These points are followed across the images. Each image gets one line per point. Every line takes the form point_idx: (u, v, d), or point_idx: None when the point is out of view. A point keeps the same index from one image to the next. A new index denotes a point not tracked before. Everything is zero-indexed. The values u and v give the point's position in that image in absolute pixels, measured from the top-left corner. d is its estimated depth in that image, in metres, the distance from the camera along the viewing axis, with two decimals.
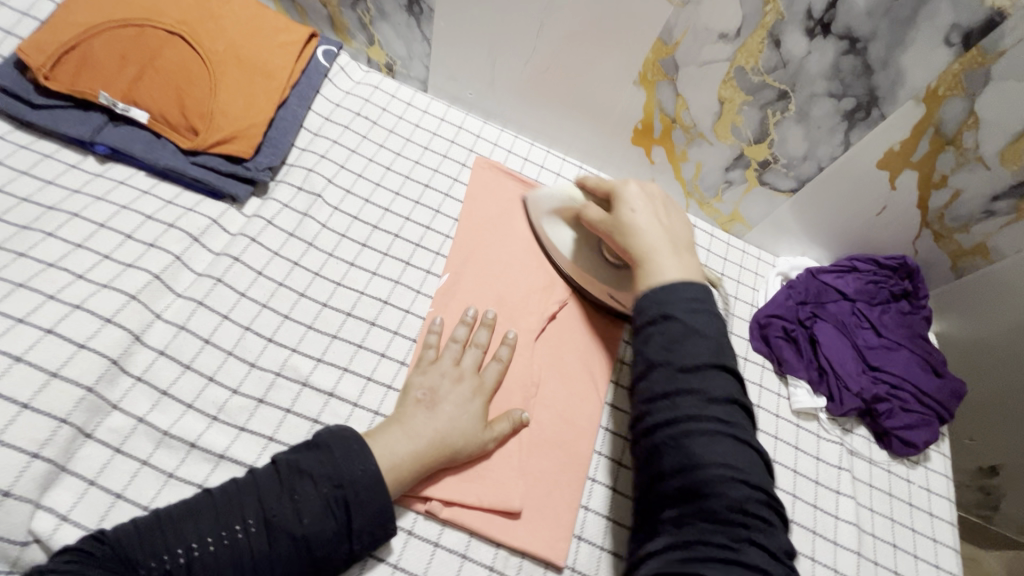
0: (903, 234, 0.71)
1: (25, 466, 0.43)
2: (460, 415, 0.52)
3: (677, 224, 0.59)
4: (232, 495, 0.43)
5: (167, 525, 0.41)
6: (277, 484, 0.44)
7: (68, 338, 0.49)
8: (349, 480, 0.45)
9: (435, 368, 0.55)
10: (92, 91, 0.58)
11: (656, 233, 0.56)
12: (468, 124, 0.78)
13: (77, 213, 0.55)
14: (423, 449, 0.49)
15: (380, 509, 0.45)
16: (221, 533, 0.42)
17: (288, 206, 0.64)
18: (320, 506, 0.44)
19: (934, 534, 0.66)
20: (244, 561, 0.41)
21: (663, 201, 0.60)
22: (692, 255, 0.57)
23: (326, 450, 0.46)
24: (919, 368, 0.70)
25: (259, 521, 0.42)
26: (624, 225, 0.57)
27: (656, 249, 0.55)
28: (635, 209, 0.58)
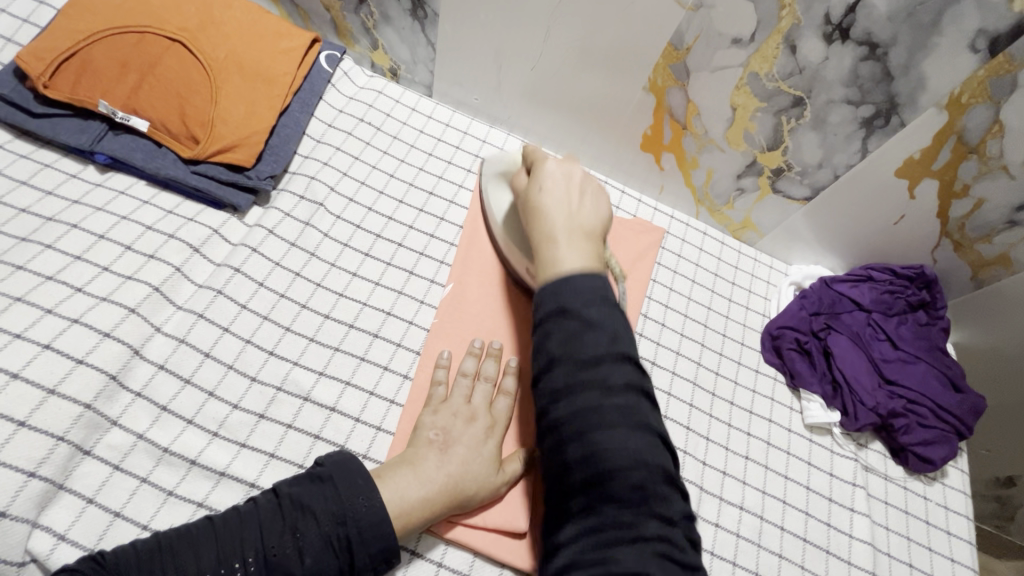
0: (921, 243, 0.69)
1: (22, 485, 0.43)
2: (472, 459, 0.50)
3: (592, 207, 0.55)
4: (233, 527, 0.42)
5: (165, 556, 0.40)
6: (279, 520, 0.43)
7: (66, 353, 0.48)
8: (352, 517, 0.44)
9: (447, 407, 0.53)
10: (91, 100, 0.57)
11: (560, 218, 0.53)
12: (473, 129, 0.76)
13: (77, 224, 0.54)
14: (435, 495, 0.47)
15: (382, 549, 0.44)
16: (220, 569, 0.41)
17: (289, 215, 0.63)
18: (321, 545, 0.43)
19: (952, 553, 0.64)
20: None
21: (583, 183, 0.57)
22: (598, 244, 0.53)
23: (332, 485, 0.45)
24: (936, 382, 0.67)
25: (259, 562, 0.41)
26: (532, 206, 0.55)
27: (558, 237, 0.52)
28: (546, 189, 0.55)
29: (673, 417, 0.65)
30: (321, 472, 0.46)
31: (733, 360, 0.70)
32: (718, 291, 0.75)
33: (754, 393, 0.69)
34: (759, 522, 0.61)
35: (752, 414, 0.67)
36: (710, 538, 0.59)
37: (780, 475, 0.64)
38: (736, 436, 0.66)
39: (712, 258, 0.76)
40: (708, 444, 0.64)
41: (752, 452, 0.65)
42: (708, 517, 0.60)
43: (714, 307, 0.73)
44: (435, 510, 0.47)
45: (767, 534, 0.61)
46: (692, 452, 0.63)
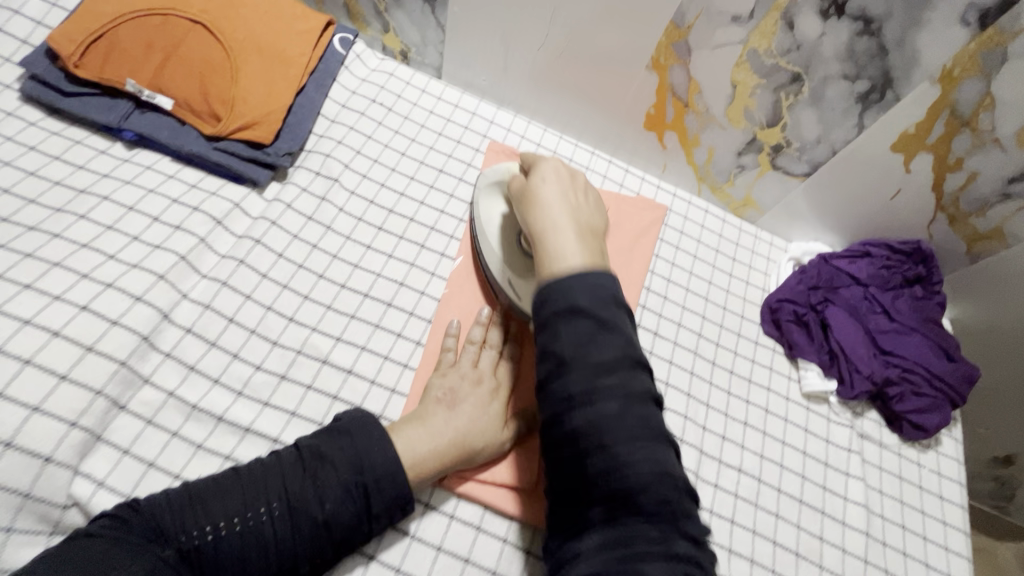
0: (917, 219, 0.71)
1: (65, 433, 0.46)
2: (478, 417, 0.53)
3: (592, 207, 0.57)
4: (257, 476, 0.45)
5: (195, 500, 0.43)
6: (300, 469, 0.46)
7: (101, 314, 0.51)
8: (369, 467, 0.47)
9: (454, 371, 0.56)
10: (119, 79, 0.60)
11: (564, 211, 0.54)
12: (482, 110, 0.79)
13: (108, 196, 0.57)
14: (444, 447, 0.50)
15: (396, 495, 0.48)
16: (246, 513, 0.44)
17: (306, 190, 0.65)
18: (340, 492, 0.46)
19: (944, 516, 0.67)
20: (269, 539, 0.43)
21: (581, 186, 0.58)
22: (601, 241, 0.54)
23: (349, 438, 0.48)
24: (930, 352, 0.70)
25: (283, 506, 0.44)
26: (533, 203, 0.55)
27: (564, 226, 0.52)
28: (547, 186, 0.56)
29: (674, 385, 0.67)
30: (338, 427, 0.49)
31: (733, 332, 0.73)
32: (719, 266, 0.77)
33: (754, 363, 0.71)
34: (757, 485, 0.64)
35: (751, 383, 0.70)
36: (709, 498, 0.62)
37: (778, 440, 0.67)
38: (735, 403, 0.68)
39: (714, 235, 0.79)
40: (708, 410, 0.67)
41: (750, 419, 0.68)
42: (707, 478, 0.63)
43: (714, 281, 0.76)
44: (443, 461, 0.50)
45: (764, 495, 0.63)
46: (692, 417, 0.66)
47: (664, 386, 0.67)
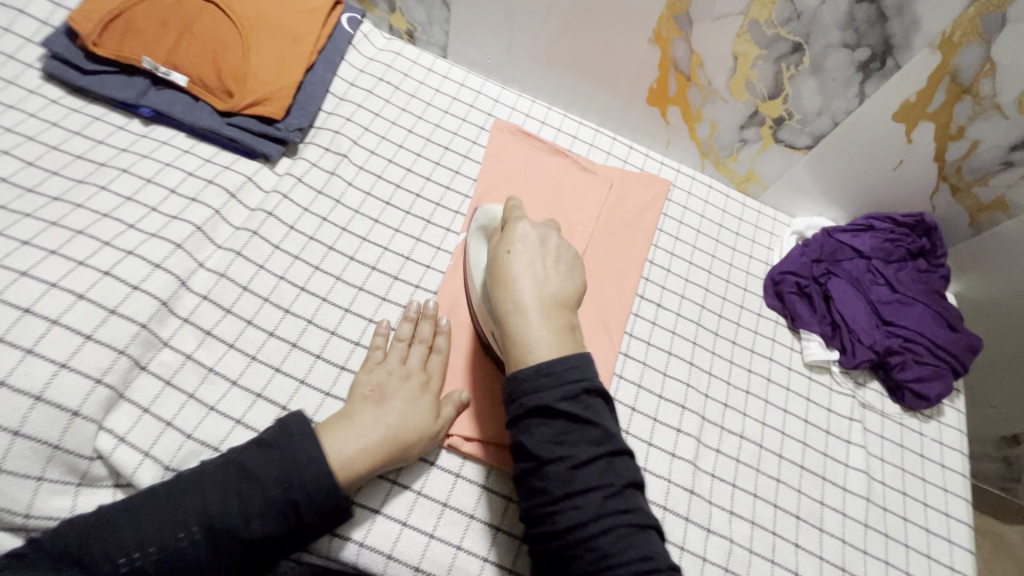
0: (920, 190, 0.71)
1: (91, 390, 0.48)
2: (409, 410, 0.53)
3: (564, 274, 0.53)
4: (174, 498, 0.44)
5: (114, 527, 0.43)
6: (222, 488, 0.45)
7: (122, 280, 0.53)
8: (299, 482, 0.46)
9: (382, 367, 0.55)
10: (135, 57, 0.62)
11: (530, 289, 0.51)
12: (486, 88, 0.80)
13: (127, 169, 0.60)
14: (372, 442, 0.50)
15: (331, 507, 0.47)
16: (165, 537, 0.43)
17: (316, 165, 0.67)
18: (269, 508, 0.45)
19: (945, 484, 0.68)
20: (192, 560, 0.43)
21: (555, 246, 0.55)
22: (571, 317, 0.52)
23: (278, 450, 0.47)
24: (933, 323, 0.70)
25: (204, 529, 0.44)
26: (503, 276, 0.52)
27: (529, 311, 0.50)
28: (517, 253, 0.53)
29: (676, 354, 0.68)
30: (265, 440, 0.48)
31: (736, 304, 0.74)
32: (722, 240, 0.78)
33: (756, 335, 0.72)
34: (758, 451, 0.65)
35: (753, 353, 0.71)
36: (710, 462, 0.63)
37: (779, 408, 0.68)
38: (737, 372, 0.69)
39: (717, 211, 0.79)
40: (710, 378, 0.68)
41: (752, 387, 0.69)
42: (709, 444, 0.64)
43: (717, 256, 0.76)
44: (372, 454, 0.49)
45: (765, 461, 0.65)
46: (694, 386, 0.67)
47: (666, 355, 0.68)
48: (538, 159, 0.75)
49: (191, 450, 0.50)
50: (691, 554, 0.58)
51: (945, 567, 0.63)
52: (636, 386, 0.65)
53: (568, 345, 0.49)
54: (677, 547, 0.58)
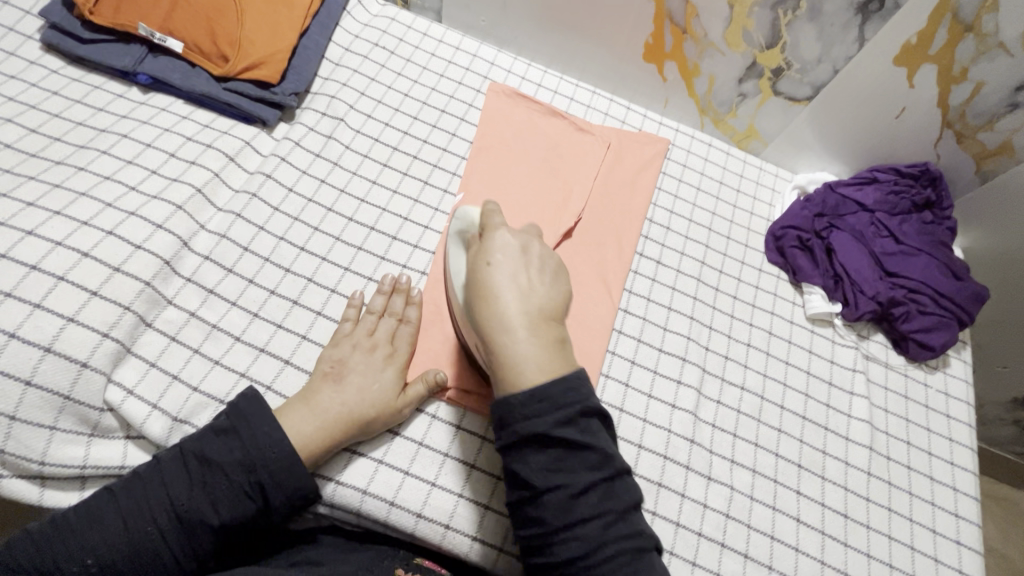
0: (924, 138, 0.71)
1: (98, 343, 0.49)
2: (369, 386, 0.53)
3: (549, 285, 0.49)
4: (138, 493, 0.45)
5: (83, 524, 0.44)
6: (184, 478, 0.46)
7: (125, 239, 0.54)
8: (262, 464, 0.47)
9: (348, 340, 0.55)
10: (131, 24, 0.63)
11: (517, 304, 0.46)
12: (482, 52, 0.80)
13: (127, 135, 0.60)
14: (331, 418, 0.50)
15: (299, 489, 0.48)
16: (134, 530, 0.44)
17: (313, 129, 0.67)
18: (234, 494, 0.46)
19: (951, 434, 0.67)
20: (163, 550, 0.45)
21: (539, 256, 0.50)
22: (561, 330, 0.48)
23: (237, 437, 0.48)
24: (938, 273, 0.69)
25: (171, 519, 0.45)
26: (482, 288, 0.47)
27: (517, 329, 0.45)
28: (496, 265, 0.48)
29: (677, 310, 0.68)
30: (225, 428, 0.48)
31: (737, 261, 0.73)
32: (722, 197, 0.77)
33: (758, 290, 0.71)
34: (760, 402, 0.65)
35: (754, 307, 0.70)
36: (711, 413, 0.63)
37: (782, 361, 0.67)
38: (738, 326, 0.69)
39: (717, 167, 0.79)
40: (711, 332, 0.68)
41: (753, 340, 0.68)
42: (710, 395, 0.64)
43: (718, 213, 0.75)
44: (330, 429, 0.50)
45: (767, 412, 0.64)
46: (695, 339, 0.66)
47: (666, 311, 0.67)
48: (534, 119, 0.74)
49: (197, 402, 0.51)
50: (691, 501, 0.58)
51: (950, 515, 0.63)
52: (635, 340, 0.65)
53: (557, 360, 0.45)
54: (678, 494, 0.58)
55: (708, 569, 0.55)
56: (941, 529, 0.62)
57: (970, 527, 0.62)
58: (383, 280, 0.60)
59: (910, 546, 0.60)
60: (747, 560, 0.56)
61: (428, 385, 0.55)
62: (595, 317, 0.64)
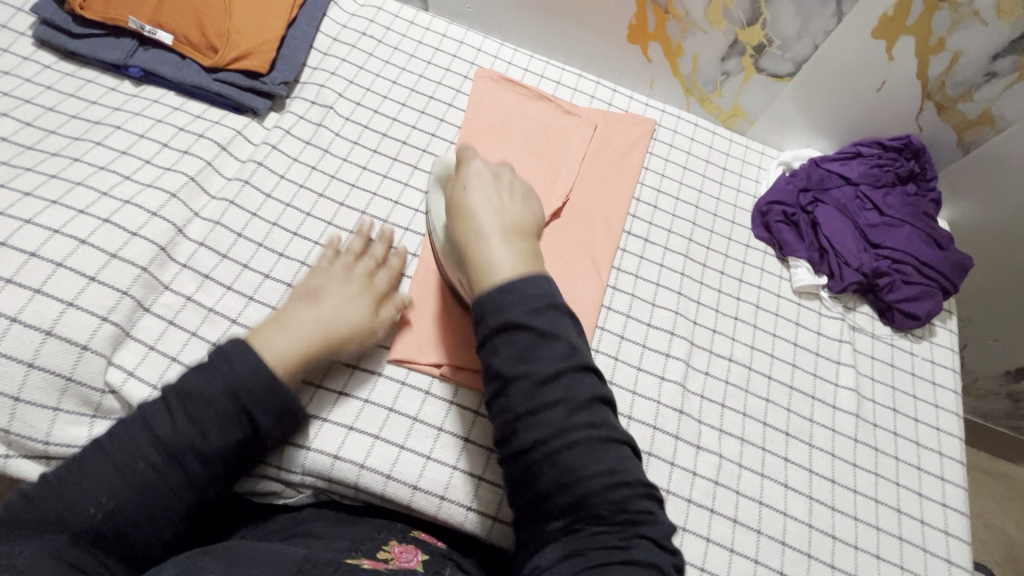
0: (906, 111, 0.72)
1: (97, 326, 0.51)
2: (343, 308, 0.55)
3: (519, 205, 0.56)
4: (129, 436, 0.47)
5: (80, 475, 0.45)
6: (169, 414, 0.47)
7: (121, 226, 0.55)
8: (242, 388, 0.49)
9: (324, 270, 0.58)
10: (121, 17, 0.64)
11: (490, 217, 0.53)
12: (469, 38, 0.81)
13: (120, 126, 0.62)
14: (309, 335, 0.53)
15: (281, 408, 0.50)
16: (131, 468, 0.46)
17: (303, 118, 0.69)
18: (221, 419, 0.48)
19: (937, 401, 0.68)
20: (164, 483, 0.46)
21: (509, 181, 0.57)
22: (530, 241, 0.54)
23: (215, 368, 0.49)
24: (921, 242, 0.70)
25: (164, 452, 0.47)
26: (459, 207, 0.53)
27: (490, 234, 0.51)
28: (471, 187, 0.55)
29: (665, 286, 0.69)
30: (205, 363, 0.50)
31: (725, 237, 0.74)
32: (708, 175, 0.78)
33: (745, 265, 0.73)
34: (748, 372, 0.66)
35: (742, 282, 0.71)
36: (700, 384, 0.64)
37: (769, 334, 0.69)
38: (726, 301, 0.70)
39: (704, 146, 0.80)
40: (699, 307, 0.69)
41: (741, 314, 0.69)
42: (698, 367, 0.65)
43: (705, 190, 0.77)
44: (308, 344, 0.53)
45: (755, 383, 0.65)
46: (683, 313, 0.68)
47: (654, 287, 0.69)
48: (521, 103, 0.75)
49: None
50: (681, 470, 0.59)
51: (936, 478, 0.64)
52: (624, 316, 0.66)
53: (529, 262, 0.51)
54: (668, 462, 0.59)
55: (699, 533, 0.57)
56: (927, 492, 0.63)
57: (956, 490, 0.64)
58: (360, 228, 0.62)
59: (896, 509, 0.61)
60: (736, 525, 0.58)
61: (399, 310, 0.58)
62: (583, 294, 0.65)
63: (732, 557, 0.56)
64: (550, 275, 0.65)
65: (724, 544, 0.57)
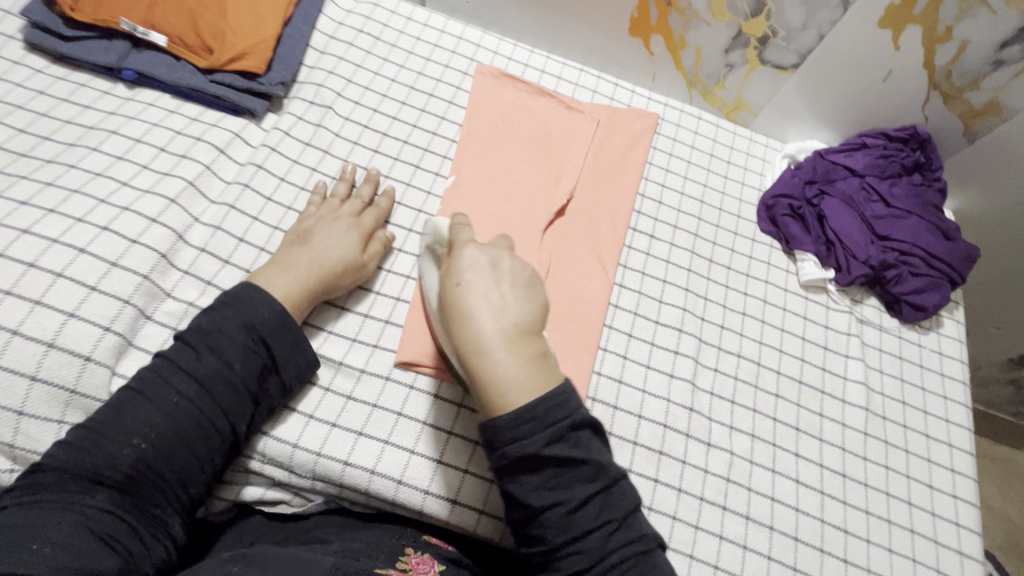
0: (912, 100, 0.71)
1: (100, 337, 0.50)
2: (336, 245, 0.57)
3: (524, 298, 0.45)
4: (154, 378, 0.48)
5: (114, 425, 0.45)
6: (192, 350, 0.49)
7: (120, 234, 0.54)
8: (258, 320, 0.51)
9: (315, 214, 0.60)
10: (113, 19, 0.63)
11: (492, 326, 0.43)
12: (468, 33, 0.79)
13: (115, 131, 0.60)
14: (308, 272, 0.55)
15: (294, 339, 0.52)
16: (165, 409, 0.47)
17: (302, 118, 0.67)
18: (242, 349, 0.50)
19: (945, 392, 0.68)
20: (201, 419, 0.47)
21: (511, 267, 0.46)
22: (541, 342, 0.45)
23: (232, 307, 0.51)
24: (927, 233, 0.70)
25: (194, 386, 0.48)
26: (455, 312, 0.44)
27: (492, 349, 0.43)
28: (468, 285, 0.45)
29: (672, 282, 0.68)
30: (215, 305, 0.51)
31: (730, 232, 0.73)
32: (713, 169, 0.77)
33: (751, 260, 0.72)
34: (756, 368, 0.66)
35: (748, 276, 0.71)
36: (710, 381, 0.64)
37: (777, 328, 0.68)
38: (733, 296, 0.69)
39: (707, 140, 0.79)
40: (706, 303, 0.68)
41: (748, 309, 0.69)
42: (707, 364, 0.65)
43: (710, 184, 0.76)
44: (306, 282, 0.55)
45: (764, 377, 0.65)
46: (691, 310, 0.67)
47: (662, 284, 0.68)
48: (523, 100, 0.74)
49: None
50: (692, 468, 0.59)
51: (946, 470, 0.64)
52: (632, 314, 0.65)
53: (541, 377, 0.43)
54: (679, 461, 0.59)
55: (712, 531, 0.56)
56: (937, 485, 0.63)
57: (966, 481, 0.64)
58: (345, 171, 0.64)
59: (908, 501, 0.61)
60: (748, 521, 0.58)
61: (384, 243, 0.61)
62: (591, 293, 0.64)
63: (746, 553, 0.56)
64: (557, 274, 0.64)
65: (737, 541, 0.56)
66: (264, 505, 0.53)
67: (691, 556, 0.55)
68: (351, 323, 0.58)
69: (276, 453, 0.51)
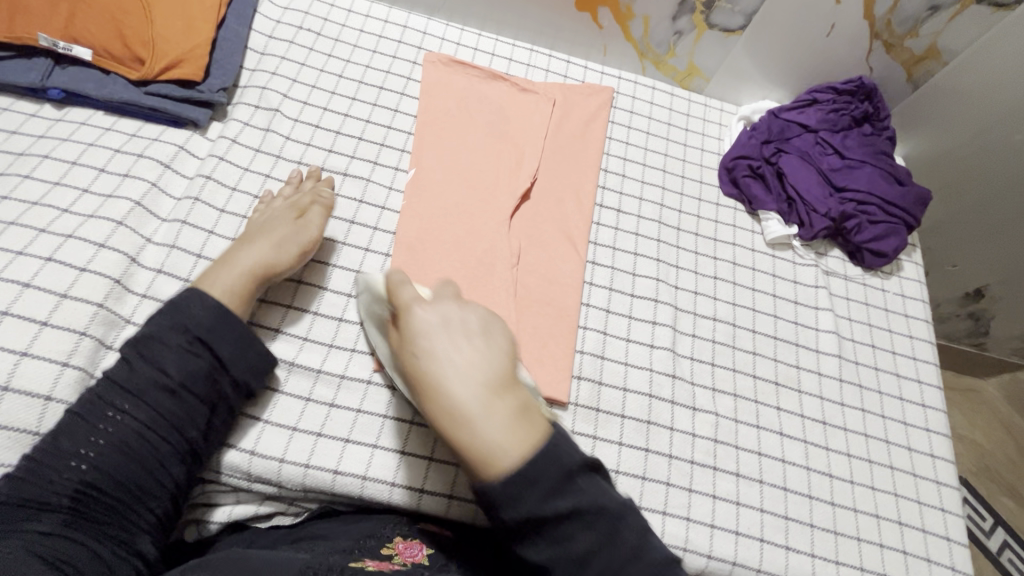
0: (855, 53, 0.74)
1: (59, 373, 0.47)
2: (274, 226, 0.56)
3: (486, 349, 0.42)
4: (90, 400, 0.45)
5: (53, 453, 0.43)
6: (123, 364, 0.47)
7: (68, 264, 0.51)
8: (190, 320, 0.49)
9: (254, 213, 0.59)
10: (30, 35, 0.58)
11: (462, 390, 0.40)
12: (412, 22, 0.77)
13: (48, 155, 0.57)
14: (243, 258, 0.53)
15: (238, 335, 0.50)
16: (101, 428, 0.45)
17: (249, 124, 0.65)
18: (179, 353, 0.47)
19: (911, 332, 0.71)
20: (145, 433, 0.45)
21: (462, 318, 0.43)
22: (518, 391, 0.42)
23: (160, 316, 0.48)
24: (882, 181, 0.72)
25: (130, 399, 0.46)
26: (422, 383, 0.41)
27: (470, 415, 0.39)
28: (426, 349, 0.41)
29: (643, 254, 0.69)
30: (152, 312, 0.49)
31: (694, 199, 0.74)
32: (672, 137, 0.77)
33: (718, 224, 0.73)
34: (733, 329, 0.67)
35: (716, 241, 0.72)
36: (689, 347, 0.65)
37: (748, 289, 0.70)
38: (703, 261, 0.70)
39: (663, 109, 0.79)
40: (679, 271, 0.69)
41: (719, 272, 0.70)
42: (685, 330, 0.66)
43: (671, 152, 0.76)
44: (243, 265, 0.53)
45: (740, 337, 0.67)
46: (664, 279, 0.68)
47: (633, 257, 0.68)
48: (475, 86, 0.72)
49: None
50: (680, 433, 0.60)
51: (918, 406, 0.67)
52: (608, 289, 0.66)
53: (530, 430, 0.40)
54: (667, 428, 0.60)
55: (705, 492, 0.58)
56: (911, 421, 0.66)
57: (937, 414, 0.67)
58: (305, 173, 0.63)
59: (885, 440, 0.64)
60: (739, 478, 0.59)
61: (325, 208, 0.60)
62: (565, 271, 0.64)
63: (740, 509, 0.58)
64: (528, 259, 0.64)
65: (730, 498, 0.58)
66: (260, 521, 0.52)
67: (687, 518, 0.56)
68: (327, 328, 0.57)
69: (262, 470, 0.50)
